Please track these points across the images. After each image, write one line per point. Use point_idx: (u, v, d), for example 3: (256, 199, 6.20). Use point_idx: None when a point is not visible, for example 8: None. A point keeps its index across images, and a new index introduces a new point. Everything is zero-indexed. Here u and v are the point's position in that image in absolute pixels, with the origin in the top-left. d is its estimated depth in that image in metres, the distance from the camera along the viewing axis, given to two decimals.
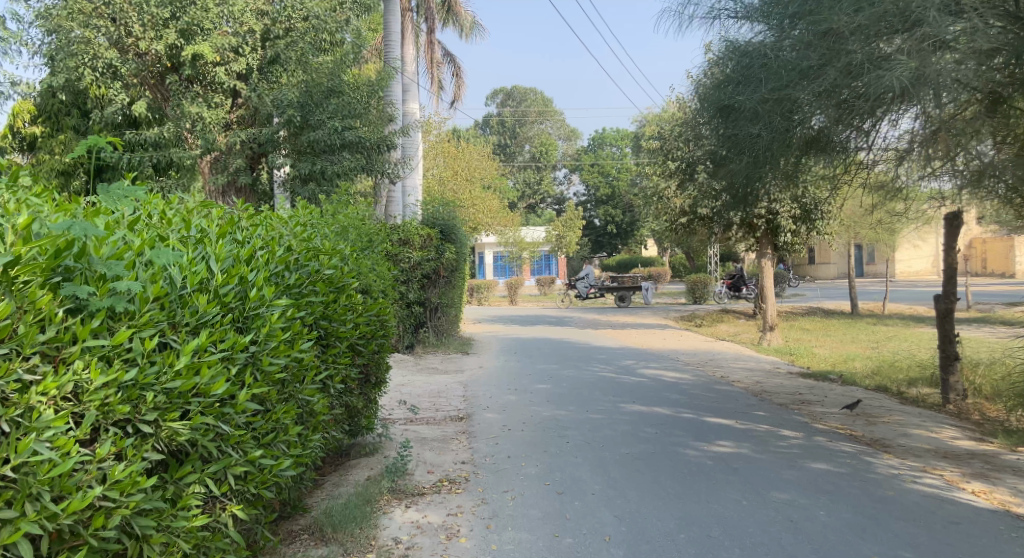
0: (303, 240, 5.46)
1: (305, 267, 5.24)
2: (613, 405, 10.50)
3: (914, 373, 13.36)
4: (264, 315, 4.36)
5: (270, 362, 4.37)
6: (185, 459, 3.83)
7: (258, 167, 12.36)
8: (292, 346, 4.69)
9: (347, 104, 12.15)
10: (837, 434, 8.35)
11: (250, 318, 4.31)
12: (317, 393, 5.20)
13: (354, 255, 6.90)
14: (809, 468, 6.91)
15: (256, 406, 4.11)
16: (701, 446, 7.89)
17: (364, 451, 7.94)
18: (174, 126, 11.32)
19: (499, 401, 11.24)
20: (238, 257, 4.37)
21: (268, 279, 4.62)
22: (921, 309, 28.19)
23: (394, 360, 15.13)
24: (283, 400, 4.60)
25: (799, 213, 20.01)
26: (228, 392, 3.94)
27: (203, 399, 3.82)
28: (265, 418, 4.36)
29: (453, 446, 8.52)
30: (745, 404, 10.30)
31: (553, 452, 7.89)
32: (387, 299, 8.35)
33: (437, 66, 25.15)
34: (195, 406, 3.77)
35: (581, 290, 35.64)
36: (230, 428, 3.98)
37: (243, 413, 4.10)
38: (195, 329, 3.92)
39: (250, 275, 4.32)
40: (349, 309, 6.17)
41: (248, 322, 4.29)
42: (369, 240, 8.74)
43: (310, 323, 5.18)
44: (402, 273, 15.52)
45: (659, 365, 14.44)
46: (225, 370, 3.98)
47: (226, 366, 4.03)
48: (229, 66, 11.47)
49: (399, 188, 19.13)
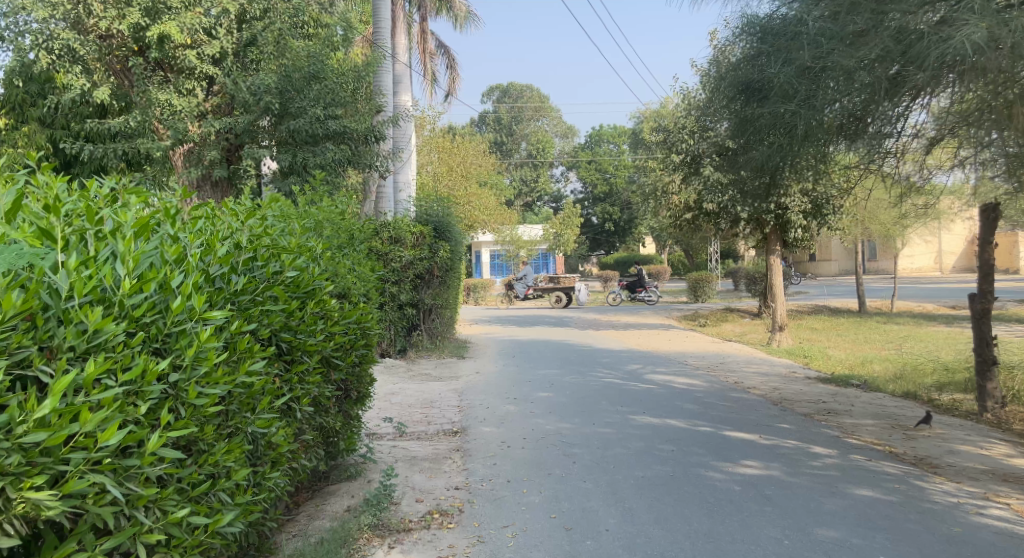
0: (261, 235, 4.55)
1: (260, 268, 4.34)
2: (621, 417, 9.59)
3: (941, 377, 12.47)
4: (190, 332, 3.46)
5: (201, 393, 3.48)
6: (69, 534, 2.98)
7: (235, 160, 11.43)
8: (237, 369, 3.80)
9: (330, 91, 11.26)
10: (876, 451, 7.45)
11: (173, 337, 3.42)
12: (278, 422, 4.30)
13: (329, 252, 5.99)
14: (855, 496, 6.03)
15: (176, 455, 3.24)
16: (726, 467, 7.00)
17: (344, 475, 7.02)
18: (140, 117, 10.45)
19: (497, 412, 10.35)
20: (159, 258, 3.49)
21: (204, 284, 3.72)
22: (932, 307, 27.31)
23: (384, 366, 14.26)
24: (225, 436, 3.70)
25: (810, 208, 18.96)
26: (129, 440, 3.06)
27: (90, 452, 2.94)
28: (196, 465, 3.48)
29: (446, 468, 7.62)
30: (767, 415, 9.41)
31: (559, 475, 7.01)
32: (371, 303, 7.43)
33: (430, 58, 24.28)
34: (76, 463, 2.91)
35: (519, 291, 34.36)
36: (138, 488, 3.11)
37: (159, 464, 3.23)
38: (84, 355, 3.05)
39: (175, 280, 3.44)
40: (321, 317, 5.26)
41: (169, 343, 3.40)
42: (351, 237, 7.82)
43: (266, 336, 4.27)
44: (388, 273, 14.82)
45: (667, 370, 13.53)
46: (126, 410, 3.10)
47: (130, 404, 3.15)
48: (200, 49, 10.58)
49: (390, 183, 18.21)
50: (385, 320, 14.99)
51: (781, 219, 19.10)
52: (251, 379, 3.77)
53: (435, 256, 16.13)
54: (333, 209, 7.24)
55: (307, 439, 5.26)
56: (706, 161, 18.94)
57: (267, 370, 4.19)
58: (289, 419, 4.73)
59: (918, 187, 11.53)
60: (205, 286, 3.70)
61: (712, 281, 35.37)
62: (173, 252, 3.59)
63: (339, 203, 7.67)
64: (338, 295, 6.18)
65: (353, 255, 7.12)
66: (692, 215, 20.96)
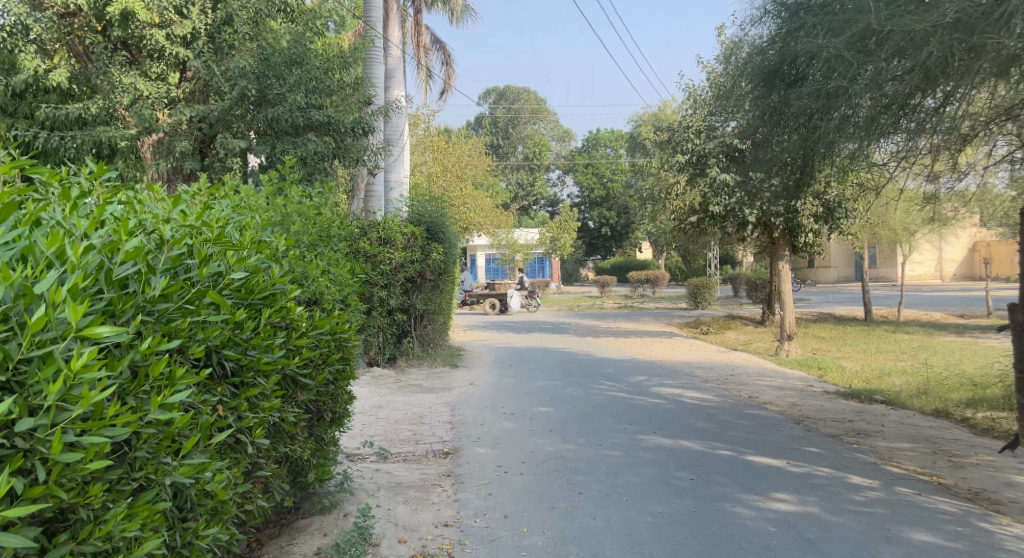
0: (196, 229, 3.73)
1: (191, 268, 3.50)
2: (630, 438, 8.68)
3: (969, 392, 11.60)
4: (59, 357, 2.68)
5: (74, 442, 2.70)
6: None
7: (208, 154, 10.55)
8: (142, 404, 2.99)
9: (313, 76, 10.51)
10: (924, 482, 6.57)
11: (37, 366, 2.67)
12: (216, 462, 3.42)
13: (295, 252, 5.11)
14: (914, 541, 5.17)
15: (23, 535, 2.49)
16: (756, 501, 6.11)
17: (317, 507, 6.05)
18: (104, 104, 9.61)
19: (493, 430, 9.45)
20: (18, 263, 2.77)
21: (93, 291, 2.94)
22: (938, 315, 26.45)
23: (372, 377, 13.37)
24: (125, 494, 2.91)
25: (821, 212, 17.97)
26: None
27: None
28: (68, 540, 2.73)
29: (435, 498, 6.73)
30: (791, 435, 8.53)
31: (565, 510, 6.12)
32: (351, 310, 6.53)
33: (425, 53, 23.49)
34: None
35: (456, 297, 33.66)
36: None
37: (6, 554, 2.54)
38: None
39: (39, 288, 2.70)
40: (281, 329, 4.36)
41: (27, 375, 2.65)
42: (328, 236, 6.93)
43: (196, 356, 3.42)
44: (377, 277, 13.83)
45: (675, 384, 12.63)
46: None
47: None
48: (169, 28, 9.82)
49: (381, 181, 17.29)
50: (373, 326, 14.05)
51: (791, 223, 18.16)
52: (163, 415, 2.94)
53: (428, 258, 15.23)
54: (311, 204, 6.35)
55: (266, 475, 4.42)
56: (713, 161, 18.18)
57: (194, 398, 3.34)
58: (237, 456, 3.85)
59: (947, 188, 10.71)
60: (94, 296, 2.92)
61: (713, 288, 34.51)
62: (46, 256, 2.85)
63: (320, 196, 6.80)
64: (307, 301, 5.30)
65: (330, 256, 6.24)
66: (697, 219, 20.08)
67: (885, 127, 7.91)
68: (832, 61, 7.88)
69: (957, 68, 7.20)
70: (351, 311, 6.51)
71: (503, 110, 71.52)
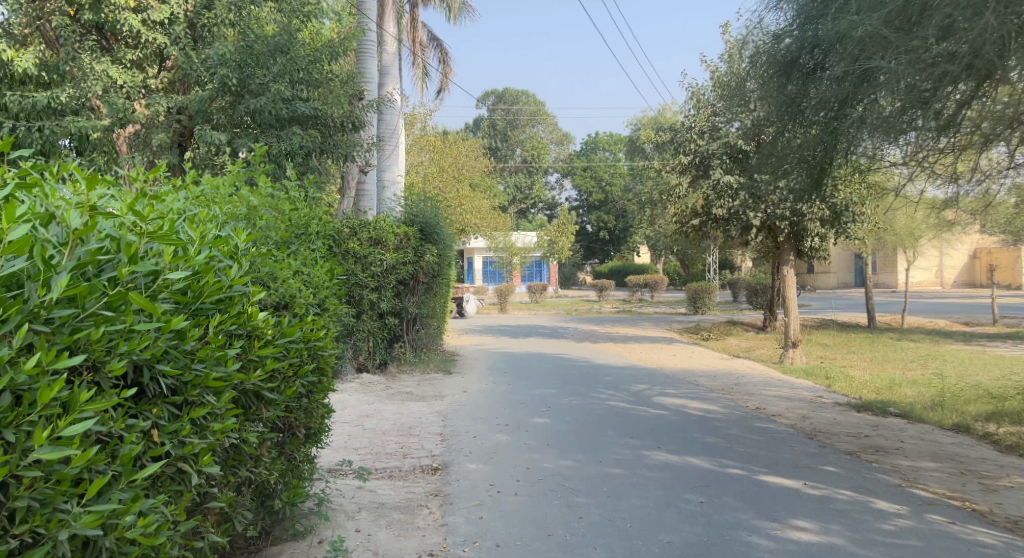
0: (125, 221, 3.23)
1: (111, 269, 3.00)
2: (633, 454, 8.10)
3: (987, 404, 11.02)
4: None
5: None
6: None
7: (189, 146, 10.09)
8: (18, 441, 2.58)
9: (298, 67, 10.07)
10: (956, 509, 5.99)
11: None
12: (134, 501, 2.89)
13: (258, 250, 4.57)
14: None
15: None
16: (774, 530, 5.54)
17: (289, 533, 5.48)
18: (77, 91, 9.04)
19: (486, 444, 8.87)
20: None
21: None
22: (944, 322, 25.88)
23: (361, 385, 12.80)
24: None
25: (828, 217, 17.34)
26: None
27: None
28: None
29: (420, 522, 6.15)
30: (806, 451, 7.95)
31: (562, 538, 5.55)
32: (330, 316, 5.97)
33: (421, 51, 22.98)
34: None
35: None
36: None
37: None
38: None
39: None
40: (235, 340, 3.80)
41: None
42: (309, 234, 6.41)
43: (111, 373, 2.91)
44: (367, 279, 13.23)
45: (678, 394, 12.05)
46: None
47: None
48: (145, 13, 9.39)
49: (377, 182, 16.84)
50: (363, 331, 13.45)
51: (797, 227, 17.56)
52: (49, 455, 2.58)
53: (421, 260, 14.69)
54: (287, 199, 5.83)
55: (222, 507, 3.85)
56: (715, 163, 17.75)
57: (103, 422, 2.84)
58: (180, 489, 3.27)
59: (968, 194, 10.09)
60: None
61: (713, 293, 33.96)
62: None
63: (299, 191, 6.27)
64: (275, 306, 4.77)
65: (307, 255, 5.70)
66: (699, 222, 19.47)
67: (923, 113, 7.38)
68: (866, 41, 7.24)
69: (1011, 47, 6.59)
70: (331, 315, 5.96)
71: (502, 113, 70.99)
